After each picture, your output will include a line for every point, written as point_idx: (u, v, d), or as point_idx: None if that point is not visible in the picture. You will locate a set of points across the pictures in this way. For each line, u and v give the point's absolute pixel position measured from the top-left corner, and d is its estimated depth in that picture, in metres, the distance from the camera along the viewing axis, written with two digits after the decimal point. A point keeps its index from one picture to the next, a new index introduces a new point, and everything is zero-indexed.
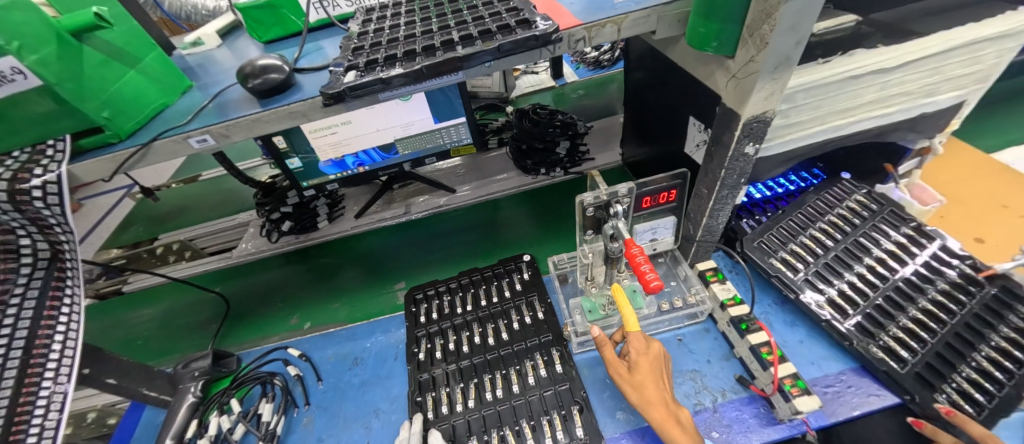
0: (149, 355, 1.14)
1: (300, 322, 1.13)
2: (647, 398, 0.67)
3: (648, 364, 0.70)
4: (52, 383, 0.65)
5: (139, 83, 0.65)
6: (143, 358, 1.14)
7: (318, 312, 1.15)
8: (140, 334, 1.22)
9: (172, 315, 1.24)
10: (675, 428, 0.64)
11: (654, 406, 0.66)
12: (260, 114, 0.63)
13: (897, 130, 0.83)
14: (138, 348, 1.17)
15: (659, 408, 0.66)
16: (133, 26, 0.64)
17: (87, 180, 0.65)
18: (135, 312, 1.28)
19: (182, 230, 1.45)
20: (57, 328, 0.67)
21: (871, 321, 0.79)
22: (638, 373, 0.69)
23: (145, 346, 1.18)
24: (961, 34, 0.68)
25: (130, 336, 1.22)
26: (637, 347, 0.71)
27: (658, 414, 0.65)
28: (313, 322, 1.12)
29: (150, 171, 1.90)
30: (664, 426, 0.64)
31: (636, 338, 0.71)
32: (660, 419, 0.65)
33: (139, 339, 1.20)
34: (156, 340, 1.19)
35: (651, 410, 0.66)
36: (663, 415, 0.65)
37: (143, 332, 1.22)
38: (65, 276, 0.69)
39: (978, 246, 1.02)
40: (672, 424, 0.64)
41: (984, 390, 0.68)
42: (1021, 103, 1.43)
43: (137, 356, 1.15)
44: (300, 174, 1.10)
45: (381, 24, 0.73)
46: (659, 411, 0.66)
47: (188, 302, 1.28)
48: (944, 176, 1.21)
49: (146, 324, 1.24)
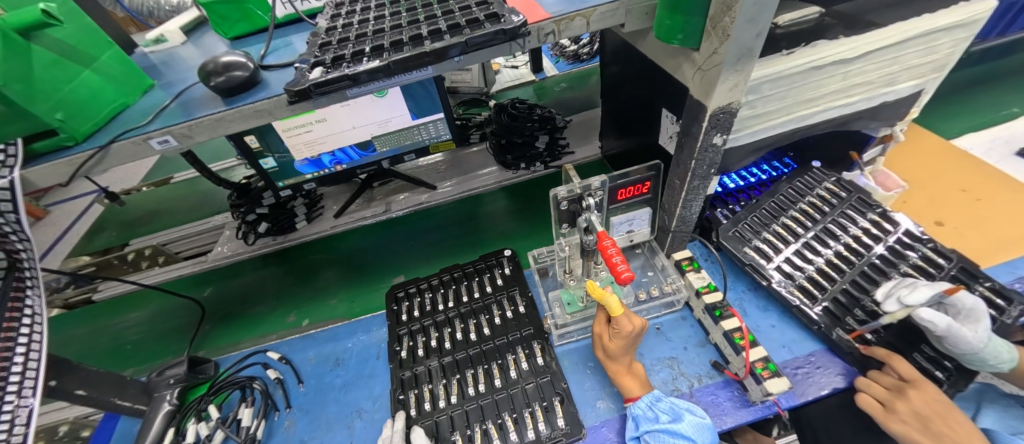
0: (139, 362, 1.11)
1: (299, 320, 1.11)
2: (614, 357, 0.75)
3: (628, 342, 0.71)
4: (15, 397, 0.63)
5: (95, 83, 0.63)
6: (132, 365, 1.10)
7: (316, 309, 1.13)
8: (126, 339, 1.17)
9: (162, 318, 1.20)
10: (626, 379, 0.74)
11: (613, 362, 0.75)
12: (224, 113, 0.61)
13: (861, 119, 0.86)
14: (126, 355, 1.13)
15: (618, 365, 0.75)
16: (86, 23, 0.62)
17: (43, 186, 0.62)
18: (123, 316, 1.23)
19: (154, 235, 1.40)
20: (18, 340, 0.64)
21: (838, 305, 0.82)
22: (612, 343, 0.73)
23: (134, 351, 1.14)
24: (916, 25, 0.70)
25: (116, 341, 1.17)
26: (620, 329, 0.71)
27: (615, 367, 0.75)
28: (312, 319, 1.10)
29: (119, 173, 1.84)
30: (616, 376, 0.75)
31: (623, 320, 0.70)
32: (615, 371, 0.75)
33: (126, 344, 1.16)
34: (144, 346, 1.14)
35: (609, 364, 0.76)
36: (619, 368, 0.75)
37: (133, 336, 1.18)
38: (25, 286, 0.67)
39: (938, 229, 1.07)
40: (624, 376, 0.74)
41: (942, 367, 0.73)
42: (980, 90, 1.49)
43: (125, 364, 1.11)
44: (276, 174, 1.08)
45: (350, 19, 0.71)
46: (616, 366, 0.75)
47: (179, 304, 1.23)
48: (907, 163, 1.25)
49: (133, 328, 1.20)
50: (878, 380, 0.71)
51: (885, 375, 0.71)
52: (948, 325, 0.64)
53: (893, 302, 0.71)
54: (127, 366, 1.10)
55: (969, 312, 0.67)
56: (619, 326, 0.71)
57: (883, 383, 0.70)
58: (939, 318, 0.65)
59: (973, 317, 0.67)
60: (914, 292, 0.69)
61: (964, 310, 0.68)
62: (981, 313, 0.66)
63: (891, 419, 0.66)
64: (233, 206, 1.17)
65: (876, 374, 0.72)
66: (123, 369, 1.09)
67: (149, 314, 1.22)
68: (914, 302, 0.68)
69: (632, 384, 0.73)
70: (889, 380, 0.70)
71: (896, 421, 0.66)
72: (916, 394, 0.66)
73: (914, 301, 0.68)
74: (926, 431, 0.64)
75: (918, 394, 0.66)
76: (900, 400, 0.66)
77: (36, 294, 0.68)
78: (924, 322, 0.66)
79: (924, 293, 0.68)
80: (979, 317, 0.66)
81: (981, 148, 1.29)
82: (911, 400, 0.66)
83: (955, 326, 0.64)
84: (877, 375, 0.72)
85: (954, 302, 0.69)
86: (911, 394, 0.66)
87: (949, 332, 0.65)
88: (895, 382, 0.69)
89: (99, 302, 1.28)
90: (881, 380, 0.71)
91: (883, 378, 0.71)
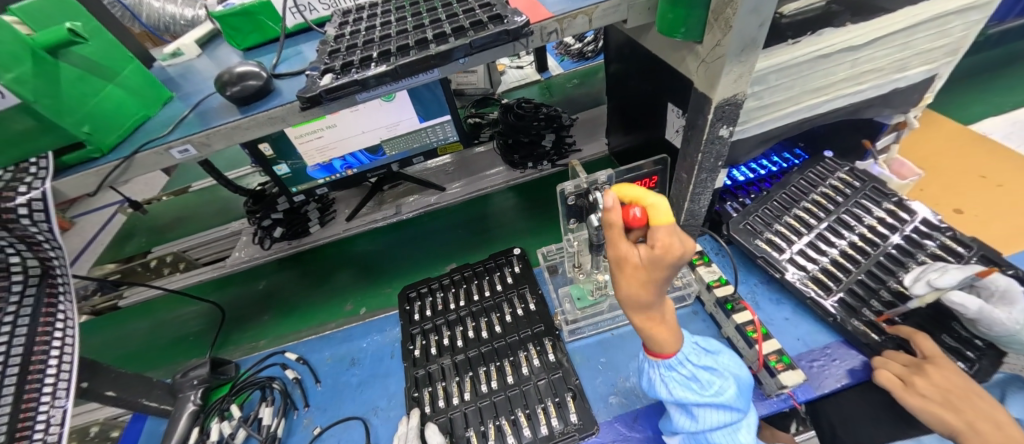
0: (203, 351, 1.15)
1: (357, 308, 1.15)
2: (642, 304, 0.50)
3: (672, 273, 0.47)
4: (51, 398, 0.66)
5: (118, 96, 0.65)
6: (197, 355, 1.14)
7: (373, 298, 1.16)
8: (189, 332, 1.22)
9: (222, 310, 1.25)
10: (659, 330, 0.54)
11: (644, 314, 0.51)
12: (240, 121, 0.63)
13: (872, 107, 0.85)
14: (190, 346, 1.17)
15: (649, 316, 0.51)
16: (109, 39, 0.65)
17: (72, 196, 0.65)
18: (184, 310, 1.28)
19: (175, 242, 1.45)
20: (53, 343, 0.68)
21: (854, 297, 0.81)
22: (645, 276, 0.47)
23: (197, 342, 1.18)
24: (926, 9, 0.69)
25: (178, 335, 1.21)
26: (664, 239, 0.46)
27: (644, 323, 0.52)
28: (369, 308, 1.13)
29: (138, 184, 1.91)
30: (648, 330, 0.53)
31: (664, 232, 0.47)
32: (645, 324, 0.52)
33: (189, 336, 1.20)
34: (206, 336, 1.19)
35: (638, 317, 0.52)
36: (651, 321, 0.52)
37: (194, 328, 1.22)
38: (58, 292, 0.70)
39: (957, 217, 1.04)
40: (659, 331, 0.53)
41: (964, 358, 0.71)
42: (997, 74, 1.45)
43: (191, 354, 1.15)
44: (289, 179, 1.10)
45: (358, 26, 0.73)
46: (646, 316, 0.52)
47: (238, 294, 1.28)
48: (922, 150, 1.23)
49: (193, 320, 1.24)
50: (894, 358, 0.71)
51: (902, 354, 0.71)
52: (980, 308, 0.63)
53: (922, 285, 0.71)
54: (192, 356, 1.15)
55: (1004, 294, 0.65)
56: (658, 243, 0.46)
57: (899, 361, 0.70)
58: (970, 301, 0.64)
59: (1007, 299, 0.65)
60: (943, 275, 0.69)
61: (997, 292, 0.66)
62: (1015, 294, 0.64)
63: (909, 393, 0.65)
64: (249, 213, 1.21)
65: (892, 353, 0.72)
66: (190, 358, 1.14)
67: (209, 307, 1.27)
68: (944, 285, 0.67)
69: (668, 336, 0.55)
70: (907, 359, 0.70)
71: (915, 395, 0.65)
72: (935, 369, 0.65)
73: (944, 285, 0.67)
74: (947, 405, 0.62)
75: (937, 370, 0.65)
76: (918, 375, 0.66)
77: (68, 300, 0.72)
78: (955, 306, 0.65)
79: (955, 276, 0.67)
80: (1014, 299, 0.64)
81: (1001, 133, 1.25)
82: (930, 376, 0.65)
83: (988, 309, 0.63)
84: (893, 354, 0.72)
85: (986, 284, 0.68)
86: (929, 369, 0.65)
87: (981, 315, 0.64)
88: (913, 359, 0.69)
89: (157, 297, 1.33)
90: (898, 358, 0.70)
91: (900, 357, 0.71)
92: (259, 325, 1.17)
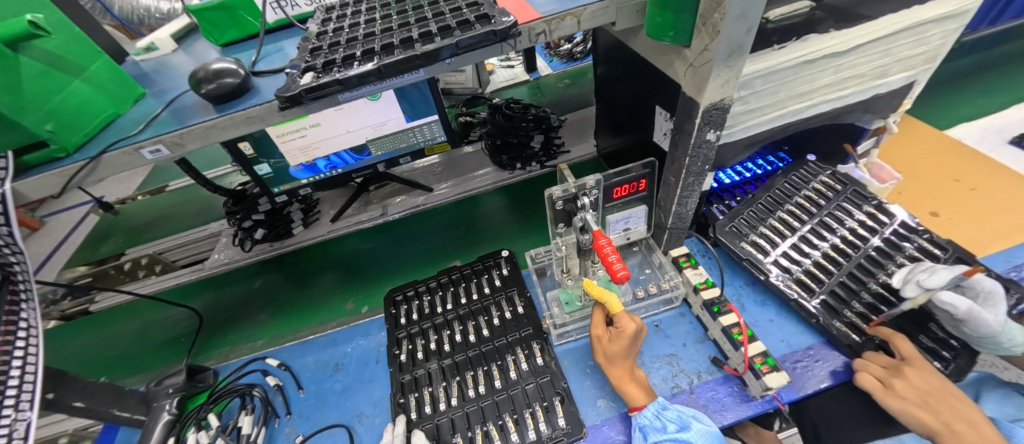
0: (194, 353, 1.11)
1: (358, 306, 1.12)
2: (614, 362, 0.73)
3: (630, 344, 0.71)
4: (12, 411, 0.62)
5: (85, 92, 0.62)
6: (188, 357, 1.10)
7: (374, 296, 1.14)
8: (181, 333, 1.17)
9: (216, 309, 1.21)
10: (630, 387, 0.72)
11: (615, 367, 0.73)
12: (216, 120, 0.61)
13: (853, 112, 0.86)
14: (183, 348, 1.13)
15: (619, 369, 0.73)
16: (76, 32, 0.60)
17: (36, 198, 0.62)
18: (178, 310, 1.24)
19: (151, 244, 1.39)
20: (14, 353, 0.64)
21: (836, 298, 0.82)
22: (614, 345, 0.72)
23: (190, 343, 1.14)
24: (906, 17, 0.70)
25: (171, 335, 1.18)
26: (620, 325, 0.71)
27: (619, 375, 0.73)
28: (370, 306, 1.11)
29: (112, 182, 1.84)
30: (620, 383, 0.73)
31: (624, 318, 0.71)
32: (618, 377, 0.73)
33: (181, 338, 1.16)
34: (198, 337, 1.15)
35: (612, 369, 0.74)
36: (621, 374, 0.73)
37: (187, 329, 1.18)
38: (20, 299, 0.67)
39: (933, 220, 1.07)
40: (628, 383, 0.72)
41: (940, 357, 0.73)
42: (970, 80, 1.50)
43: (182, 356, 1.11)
44: (271, 180, 1.08)
45: (342, 23, 0.71)
46: (618, 371, 0.73)
47: (229, 294, 1.24)
48: (900, 154, 1.26)
49: (185, 321, 1.20)
50: (874, 360, 0.72)
51: (881, 356, 0.72)
52: (969, 309, 0.64)
53: (913, 285, 0.71)
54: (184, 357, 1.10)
55: (988, 295, 0.67)
56: (621, 324, 0.71)
57: (878, 362, 0.71)
58: (959, 301, 0.64)
59: (991, 300, 0.67)
60: (933, 275, 0.69)
61: (982, 293, 0.68)
62: (999, 296, 0.66)
63: (889, 396, 0.66)
64: (228, 214, 1.18)
65: (870, 355, 0.73)
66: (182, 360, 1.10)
67: (202, 306, 1.23)
68: (935, 286, 0.68)
69: (637, 391, 0.71)
70: (885, 360, 0.71)
71: (895, 398, 0.66)
72: (912, 371, 0.67)
73: (935, 284, 0.68)
74: (923, 406, 0.65)
75: (914, 371, 0.67)
76: (897, 378, 0.67)
77: (32, 307, 0.68)
78: (944, 306, 0.66)
79: (943, 276, 0.68)
80: (997, 301, 0.66)
81: (973, 137, 1.29)
82: (908, 378, 0.66)
83: (977, 310, 0.63)
84: (872, 355, 0.73)
85: (973, 285, 0.69)
86: (907, 372, 0.67)
87: (970, 315, 0.64)
88: (892, 361, 0.70)
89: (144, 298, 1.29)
90: (877, 360, 0.72)
91: (879, 358, 0.72)
92: (252, 324, 1.14)
